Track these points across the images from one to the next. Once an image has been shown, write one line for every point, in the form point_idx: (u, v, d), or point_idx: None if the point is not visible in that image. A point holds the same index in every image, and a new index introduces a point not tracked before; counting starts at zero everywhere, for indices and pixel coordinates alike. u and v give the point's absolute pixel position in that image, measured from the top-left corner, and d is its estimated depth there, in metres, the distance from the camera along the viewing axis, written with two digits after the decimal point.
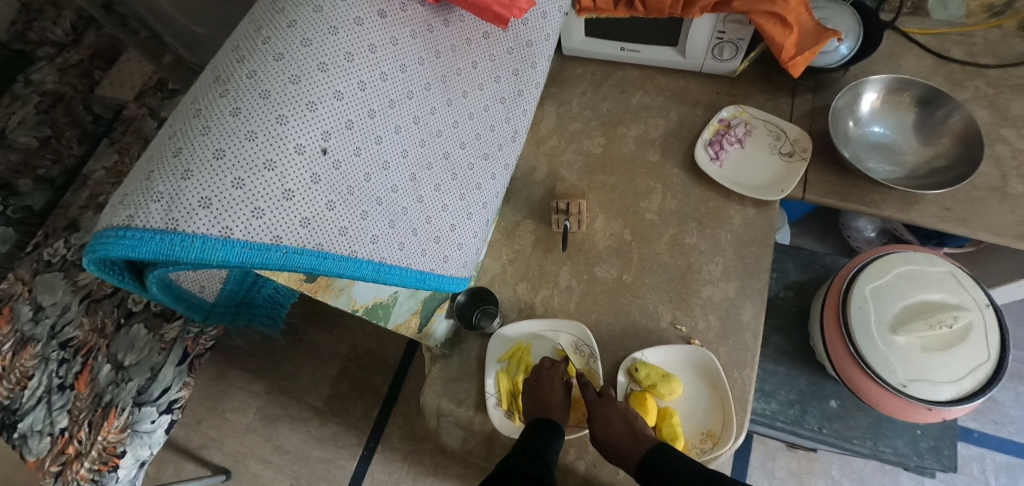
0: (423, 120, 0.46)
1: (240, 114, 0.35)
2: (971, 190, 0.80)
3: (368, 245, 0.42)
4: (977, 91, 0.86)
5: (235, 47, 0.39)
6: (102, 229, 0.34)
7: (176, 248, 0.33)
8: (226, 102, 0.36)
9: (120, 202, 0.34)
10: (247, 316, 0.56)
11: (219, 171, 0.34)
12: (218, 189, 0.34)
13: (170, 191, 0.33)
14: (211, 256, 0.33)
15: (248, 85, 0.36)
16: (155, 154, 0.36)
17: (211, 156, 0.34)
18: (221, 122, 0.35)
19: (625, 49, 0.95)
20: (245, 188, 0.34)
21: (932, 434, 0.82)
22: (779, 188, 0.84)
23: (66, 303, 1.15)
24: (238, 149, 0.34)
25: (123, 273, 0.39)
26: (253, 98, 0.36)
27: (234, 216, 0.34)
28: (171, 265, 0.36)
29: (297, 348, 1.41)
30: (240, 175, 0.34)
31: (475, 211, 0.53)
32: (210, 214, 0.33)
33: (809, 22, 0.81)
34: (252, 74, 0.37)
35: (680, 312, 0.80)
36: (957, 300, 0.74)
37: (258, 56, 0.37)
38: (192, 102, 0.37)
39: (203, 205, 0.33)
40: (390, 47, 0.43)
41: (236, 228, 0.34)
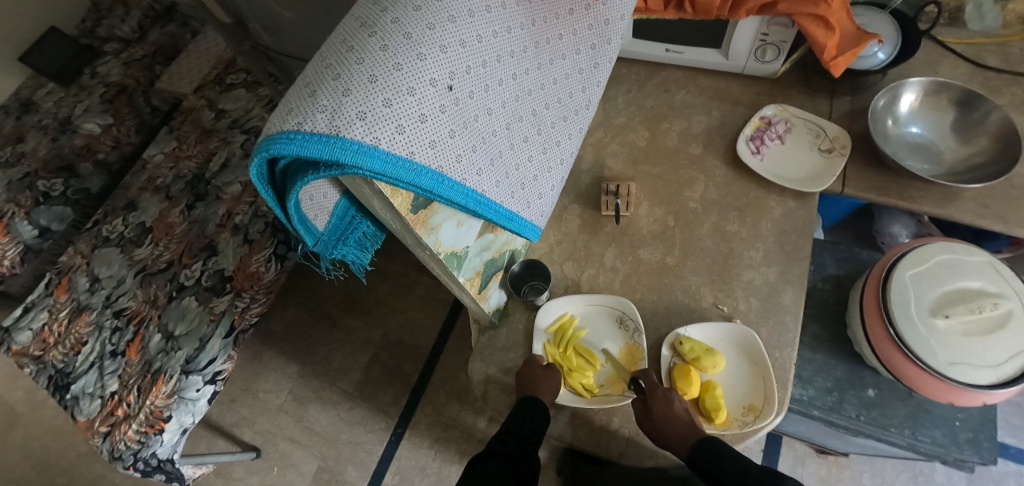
0: (519, 77, 0.52)
1: (389, 49, 0.41)
2: (1009, 188, 0.84)
3: (474, 177, 0.47)
4: (1013, 97, 0.90)
5: (375, 1, 0.45)
6: (272, 135, 0.40)
7: (339, 151, 0.38)
8: (375, 39, 0.42)
9: (287, 114, 0.40)
10: (339, 253, 0.60)
11: (374, 92, 0.40)
12: (373, 104, 0.39)
13: (333, 104, 0.39)
14: (363, 161, 0.39)
15: (393, 29, 0.42)
16: (313, 80, 0.41)
17: (366, 80, 0.40)
18: (373, 54, 0.41)
19: (669, 51, 1.01)
20: (392, 107, 0.40)
21: (971, 426, 0.83)
22: (818, 181, 0.88)
23: (122, 276, 1.22)
24: (388, 75, 0.40)
25: (267, 186, 0.46)
26: (398, 38, 0.42)
27: (382, 129, 0.39)
28: (321, 172, 0.41)
29: (332, 333, 1.45)
30: (388, 96, 0.40)
31: (553, 167, 0.58)
32: (364, 125, 0.39)
33: (850, 27, 0.87)
34: (396, 20, 0.43)
35: (722, 294, 0.83)
36: (995, 289, 0.75)
37: (400, 6, 0.44)
38: (340, 42, 0.44)
39: (360, 117, 0.39)
40: (499, 10, 0.49)
41: (384, 139, 0.39)
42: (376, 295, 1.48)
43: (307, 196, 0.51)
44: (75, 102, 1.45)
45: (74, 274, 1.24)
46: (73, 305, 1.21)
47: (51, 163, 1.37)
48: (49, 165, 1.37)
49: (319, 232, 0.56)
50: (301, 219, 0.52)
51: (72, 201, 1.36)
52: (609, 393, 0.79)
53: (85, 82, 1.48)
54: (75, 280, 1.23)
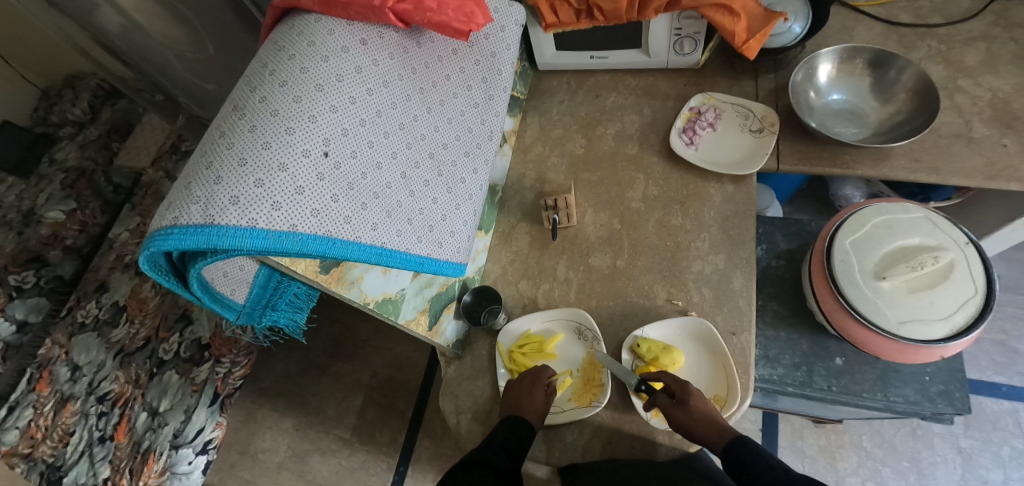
0: (407, 126, 0.54)
1: (257, 129, 0.44)
2: (937, 139, 0.84)
3: (370, 233, 0.48)
4: (929, 50, 0.91)
5: (246, 82, 0.48)
6: (153, 231, 0.42)
7: (214, 238, 0.40)
8: (244, 122, 0.44)
9: (166, 209, 0.42)
10: (270, 318, 0.60)
11: (244, 175, 0.42)
12: (244, 188, 0.41)
13: (205, 193, 0.41)
14: (241, 242, 0.40)
15: (261, 108, 0.45)
16: (190, 171, 0.43)
17: (237, 164, 0.42)
18: (242, 137, 0.43)
19: (593, 57, 1.02)
20: (265, 186, 0.42)
21: (941, 378, 0.82)
22: (752, 162, 0.89)
23: (101, 360, 1.22)
24: (257, 156, 0.42)
25: (168, 274, 0.48)
26: (266, 117, 0.44)
27: (258, 208, 0.41)
28: (209, 257, 0.43)
29: (321, 381, 1.46)
30: (259, 176, 0.42)
31: (462, 203, 0.59)
32: (238, 209, 0.41)
33: (756, 9, 0.88)
34: (263, 99, 0.45)
35: (675, 288, 0.84)
36: (934, 242, 0.76)
37: (267, 85, 0.46)
38: (215, 128, 0.46)
39: (232, 202, 0.41)
40: (372, 67, 0.51)
41: (260, 219, 0.41)
42: (360, 336, 1.49)
43: (216, 272, 0.52)
44: (37, 193, 1.44)
45: (53, 364, 1.21)
46: (56, 397, 1.18)
47: (19, 256, 1.34)
48: (17, 259, 1.33)
49: (240, 306, 0.57)
50: (213, 296, 0.54)
51: (46, 291, 1.33)
52: (577, 405, 0.79)
53: (44, 171, 1.48)
54: (55, 372, 1.20)
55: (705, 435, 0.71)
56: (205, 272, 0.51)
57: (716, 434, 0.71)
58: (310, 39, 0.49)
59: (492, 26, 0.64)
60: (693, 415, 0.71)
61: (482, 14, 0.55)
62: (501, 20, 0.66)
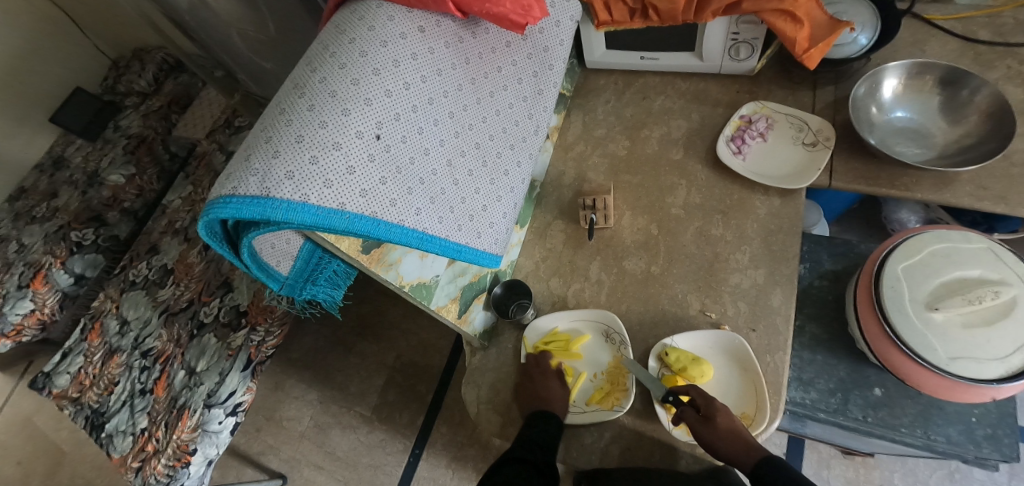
0: (456, 115, 0.54)
1: (315, 108, 0.45)
2: (1008, 166, 0.79)
3: (413, 217, 0.49)
4: (1009, 70, 0.85)
5: (308, 62, 0.49)
6: (213, 199, 0.44)
7: (269, 210, 0.41)
8: (303, 101, 0.45)
9: (226, 179, 0.44)
10: (310, 293, 0.62)
11: (300, 152, 0.43)
12: (299, 164, 0.42)
13: (264, 167, 0.42)
14: (293, 216, 0.42)
15: (320, 89, 0.46)
16: (250, 144, 0.45)
17: (294, 141, 0.43)
18: (301, 115, 0.44)
19: (644, 58, 1.00)
20: (319, 164, 0.43)
21: (989, 421, 0.77)
22: (802, 177, 0.86)
23: (147, 317, 1.30)
24: (313, 134, 0.44)
25: (222, 242, 0.50)
26: (324, 97, 0.45)
27: (311, 185, 0.42)
28: (262, 228, 0.45)
29: (348, 358, 1.50)
30: (314, 154, 0.43)
31: (503, 195, 0.60)
32: (292, 184, 0.42)
33: (821, 16, 0.84)
34: (323, 80, 0.46)
35: (709, 300, 0.82)
36: (997, 276, 0.71)
37: (327, 66, 0.47)
38: (276, 104, 0.47)
39: (288, 177, 0.42)
40: (427, 54, 0.51)
41: (312, 195, 0.42)
42: (389, 319, 1.52)
43: (266, 244, 0.54)
44: (102, 155, 1.53)
45: (106, 318, 1.33)
46: (106, 348, 1.31)
47: (82, 215, 1.43)
48: (80, 217, 1.43)
49: (284, 276, 0.58)
50: (262, 268, 0.56)
51: (103, 248, 1.43)
52: (598, 407, 0.79)
53: (109, 136, 1.57)
54: (107, 325, 1.32)
55: (732, 454, 0.68)
56: (256, 242, 0.53)
57: (745, 455, 0.68)
58: (370, 24, 0.49)
59: (547, 21, 0.63)
60: (720, 434, 0.69)
61: (539, 8, 0.54)
62: (557, 14, 0.65)
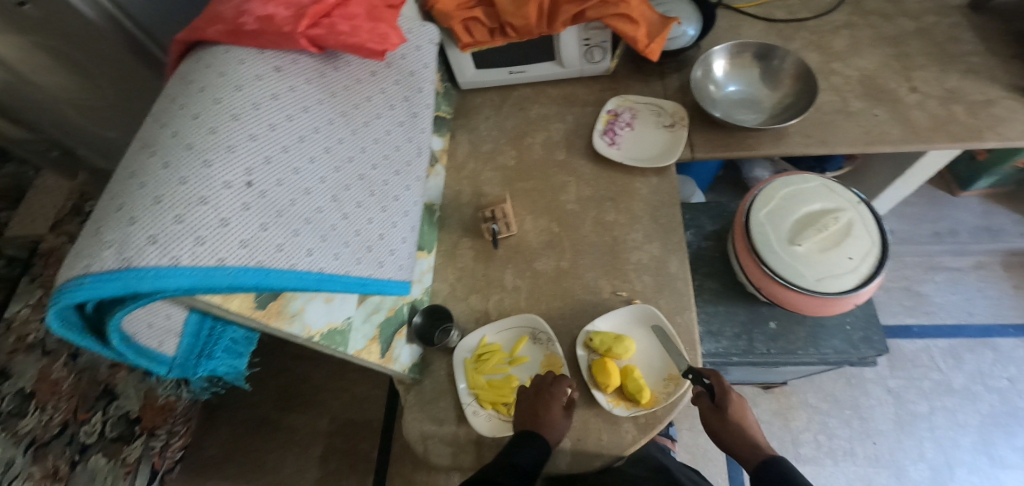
0: (333, 149, 0.53)
1: (171, 165, 0.41)
2: (821, 115, 0.94)
3: (305, 258, 0.47)
4: (804, 40, 1.03)
5: (156, 118, 0.45)
6: (66, 281, 0.38)
7: (134, 282, 0.37)
8: (156, 159, 0.42)
9: (78, 257, 0.39)
10: (206, 369, 0.55)
11: (161, 213, 0.39)
12: (163, 226, 0.39)
13: (121, 236, 0.38)
14: (165, 283, 0.38)
15: (174, 143, 0.42)
16: (101, 214, 0.41)
17: (152, 202, 0.39)
18: (156, 175, 0.41)
19: (513, 72, 1.07)
20: (186, 221, 0.39)
21: (860, 326, 0.91)
22: (670, 154, 0.96)
23: (7, 458, 0.99)
24: (173, 192, 0.40)
25: (81, 331, 0.44)
26: (180, 151, 0.42)
27: (180, 245, 0.39)
28: (132, 303, 0.40)
29: (275, 436, 1.38)
30: (178, 212, 0.39)
31: (398, 221, 0.59)
32: (158, 248, 0.38)
33: (653, 16, 0.96)
34: (175, 134, 0.43)
35: (619, 281, 0.88)
36: (833, 205, 0.85)
37: (179, 119, 0.44)
38: (125, 168, 0.43)
39: (151, 242, 0.38)
40: (290, 93, 0.49)
41: (183, 256, 0.39)
42: (313, 381, 1.43)
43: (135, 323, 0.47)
44: None
45: None
46: None
47: None
48: None
49: (171, 358, 0.51)
50: (141, 352, 0.48)
51: None
52: None
53: None
54: None
55: (735, 447, 0.78)
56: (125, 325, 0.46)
57: (748, 451, 0.76)
58: (220, 70, 0.47)
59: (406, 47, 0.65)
60: (728, 423, 0.77)
61: (396, 35, 0.56)
62: (417, 39, 0.68)
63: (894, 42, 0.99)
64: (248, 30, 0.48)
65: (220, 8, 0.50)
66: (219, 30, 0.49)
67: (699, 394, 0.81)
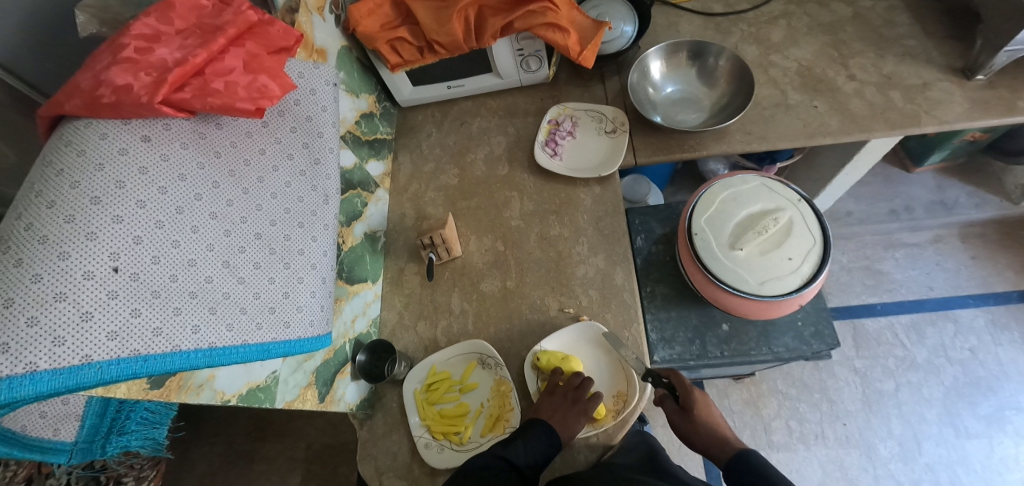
0: (220, 213, 0.51)
1: (23, 262, 0.39)
2: (761, 110, 0.93)
3: (191, 336, 0.46)
4: (742, 32, 1.01)
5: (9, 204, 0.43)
6: None
7: None
8: (5, 255, 0.39)
9: None
10: (116, 445, 0.63)
11: (11, 316, 0.37)
12: (14, 330, 0.37)
13: None
14: (21, 393, 0.37)
15: (25, 236, 0.40)
16: None
17: (1, 306, 0.37)
18: (5, 274, 0.39)
19: (450, 87, 1.04)
20: (41, 323, 0.38)
21: (810, 321, 0.91)
22: (612, 162, 0.95)
23: None
24: (25, 292, 0.38)
25: None
26: (31, 244, 0.40)
27: (36, 350, 0.38)
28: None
29: (251, 465, 1.37)
30: (31, 314, 0.38)
31: (305, 275, 0.59)
32: (9, 356, 0.36)
33: (585, 21, 0.93)
34: (26, 225, 0.41)
35: (565, 297, 0.87)
36: (774, 205, 0.83)
37: (32, 207, 0.42)
38: None
39: (1, 350, 0.36)
40: (161, 163, 0.48)
41: (41, 360, 0.38)
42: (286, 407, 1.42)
43: (27, 415, 0.51)
44: None
45: None
46: None
47: None
48: None
49: (72, 443, 0.57)
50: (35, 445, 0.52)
51: None
52: (493, 436, 0.80)
53: None
54: None
55: (706, 446, 0.77)
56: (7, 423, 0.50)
57: (718, 449, 0.76)
58: (79, 147, 0.45)
59: (300, 91, 0.63)
60: (694, 422, 0.78)
61: (277, 86, 0.53)
62: (312, 80, 0.66)
63: (830, 29, 0.99)
64: (106, 102, 0.45)
65: (80, 77, 0.47)
66: (76, 103, 0.45)
67: (662, 398, 0.82)
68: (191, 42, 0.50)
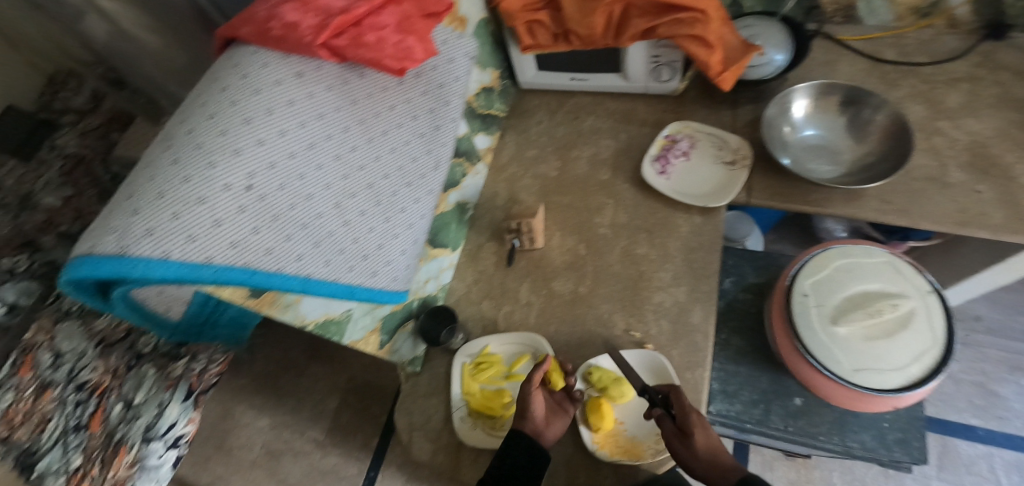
0: (343, 156, 0.52)
1: (180, 162, 0.44)
2: (909, 181, 0.82)
3: (294, 263, 0.48)
4: (912, 88, 0.90)
5: (183, 111, 0.48)
6: (77, 256, 0.42)
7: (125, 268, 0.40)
8: (170, 155, 0.45)
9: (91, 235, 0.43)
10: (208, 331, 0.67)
11: (161, 208, 0.42)
12: (160, 220, 0.42)
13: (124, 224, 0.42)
14: (152, 274, 0.40)
15: (187, 141, 0.45)
16: (117, 199, 0.44)
17: (156, 197, 0.42)
18: (165, 170, 0.44)
19: (574, 79, 1.02)
20: (181, 219, 0.42)
21: (899, 426, 0.81)
22: (721, 195, 0.89)
23: (82, 349, 1.23)
24: (176, 190, 0.43)
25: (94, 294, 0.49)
26: (190, 150, 0.45)
27: (172, 241, 0.42)
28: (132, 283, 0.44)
29: (299, 380, 1.48)
30: (176, 209, 0.42)
31: (402, 231, 0.59)
32: (153, 241, 0.41)
33: (734, 40, 0.88)
34: (191, 132, 0.46)
35: (634, 320, 0.84)
36: (896, 289, 0.75)
37: (198, 118, 0.47)
38: (147, 155, 0.47)
39: (147, 233, 0.41)
40: (306, 99, 0.50)
41: (174, 251, 0.41)
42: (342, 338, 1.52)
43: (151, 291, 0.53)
44: (37, 179, 1.46)
45: (37, 350, 1.24)
46: (38, 382, 1.22)
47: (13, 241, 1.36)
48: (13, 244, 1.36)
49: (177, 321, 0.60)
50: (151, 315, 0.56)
51: (39, 273, 1.33)
52: None
53: (46, 158, 1.51)
54: (38, 358, 1.23)
55: (707, 475, 0.65)
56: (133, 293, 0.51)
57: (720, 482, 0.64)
58: (245, 72, 0.49)
59: (438, 58, 0.63)
60: (694, 450, 0.66)
61: (422, 49, 0.54)
62: (451, 49, 0.66)
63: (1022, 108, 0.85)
64: (274, 35, 0.49)
65: (257, 8, 0.52)
66: (249, 31, 0.51)
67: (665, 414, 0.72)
68: None
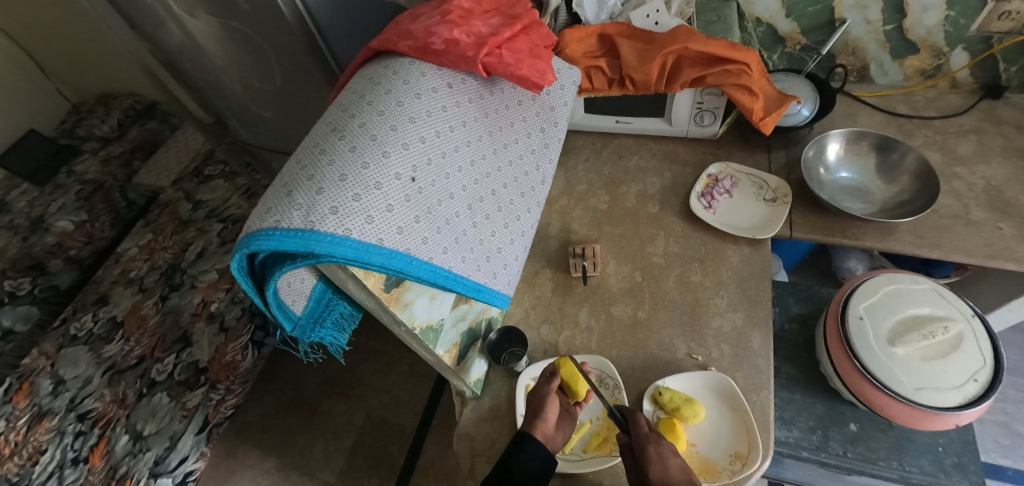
0: (477, 163, 0.57)
1: (356, 150, 0.47)
2: (938, 218, 0.90)
3: (440, 255, 0.50)
4: (926, 138, 1.00)
5: (345, 108, 0.52)
6: (253, 231, 0.43)
7: (311, 243, 0.41)
8: (344, 143, 0.47)
9: (266, 212, 0.44)
10: (316, 336, 0.58)
11: (344, 189, 0.44)
12: (343, 200, 0.43)
13: (308, 202, 0.43)
14: (335, 249, 0.42)
15: (360, 132, 0.48)
16: (290, 180, 0.46)
17: (337, 179, 0.44)
18: (343, 155, 0.46)
19: (619, 121, 1.10)
20: (362, 200, 0.44)
21: (954, 450, 0.84)
22: (767, 228, 0.95)
23: (89, 375, 1.24)
24: (356, 174, 0.45)
25: (247, 279, 0.49)
26: (365, 140, 0.47)
27: (354, 220, 0.43)
28: (299, 261, 0.45)
29: (311, 419, 1.41)
30: (357, 192, 0.44)
31: (515, 239, 0.62)
32: (337, 219, 0.42)
33: (772, 91, 0.96)
34: (362, 124, 0.49)
35: (695, 343, 0.86)
36: (944, 313, 0.80)
37: (366, 113, 0.50)
38: (314, 144, 0.49)
39: (333, 212, 0.42)
40: (454, 107, 0.55)
41: (354, 229, 0.43)
42: (360, 375, 1.47)
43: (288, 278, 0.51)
44: (49, 202, 1.52)
45: (37, 376, 1.23)
46: (33, 410, 1.18)
47: (20, 262, 1.40)
48: (17, 265, 1.40)
49: (297, 317, 0.55)
50: (277, 308, 0.53)
51: (39, 299, 1.37)
52: (598, 455, 0.78)
53: (61, 182, 1.57)
54: (38, 384, 1.22)
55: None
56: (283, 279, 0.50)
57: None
58: (405, 79, 0.53)
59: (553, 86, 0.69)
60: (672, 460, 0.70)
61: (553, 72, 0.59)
62: (562, 77, 0.72)
63: None
64: (435, 49, 0.55)
65: (412, 25, 0.58)
66: (409, 44, 0.56)
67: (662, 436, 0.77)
68: (497, 21, 0.60)
